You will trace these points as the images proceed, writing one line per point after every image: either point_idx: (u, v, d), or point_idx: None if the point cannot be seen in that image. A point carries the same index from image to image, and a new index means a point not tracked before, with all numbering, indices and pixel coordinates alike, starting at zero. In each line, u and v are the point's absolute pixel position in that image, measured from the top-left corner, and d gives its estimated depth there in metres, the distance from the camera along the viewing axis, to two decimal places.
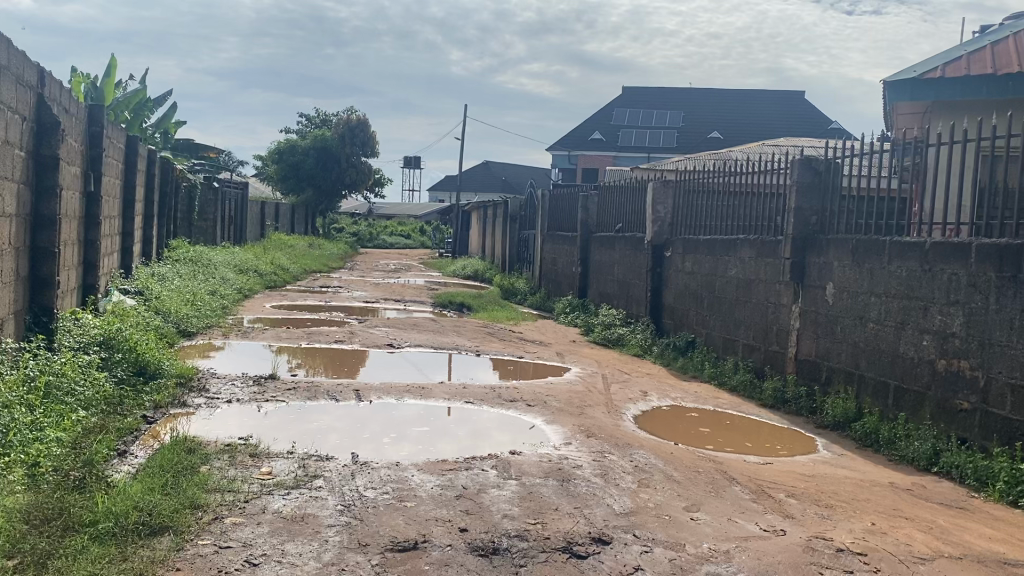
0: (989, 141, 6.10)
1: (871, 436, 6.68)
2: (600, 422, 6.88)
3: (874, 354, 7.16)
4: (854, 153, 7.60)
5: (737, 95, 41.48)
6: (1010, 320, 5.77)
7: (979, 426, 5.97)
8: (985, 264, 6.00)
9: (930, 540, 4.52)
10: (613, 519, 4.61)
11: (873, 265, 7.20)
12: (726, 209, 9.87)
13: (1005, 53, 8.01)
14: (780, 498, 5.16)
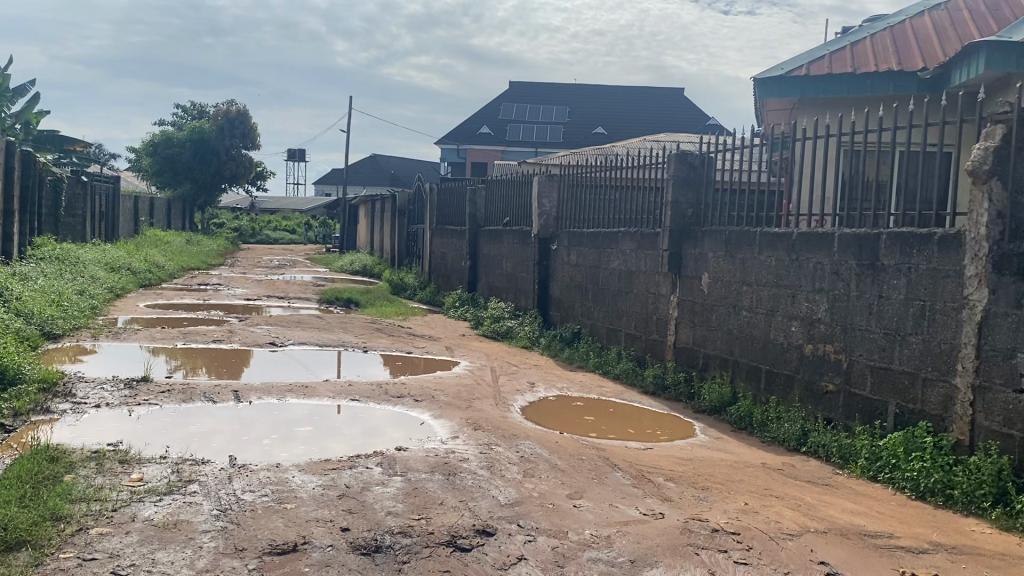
0: (850, 136, 6.43)
1: (745, 418, 6.97)
2: (487, 415, 6.90)
3: (746, 340, 7.46)
4: (726, 147, 7.87)
5: (621, 92, 42.36)
6: (869, 306, 6.12)
7: (843, 406, 6.31)
8: (846, 253, 6.34)
9: (798, 517, 4.74)
10: (497, 510, 4.63)
11: (745, 256, 7.49)
12: (608, 202, 10.06)
13: (864, 54, 8.46)
14: (659, 482, 5.31)
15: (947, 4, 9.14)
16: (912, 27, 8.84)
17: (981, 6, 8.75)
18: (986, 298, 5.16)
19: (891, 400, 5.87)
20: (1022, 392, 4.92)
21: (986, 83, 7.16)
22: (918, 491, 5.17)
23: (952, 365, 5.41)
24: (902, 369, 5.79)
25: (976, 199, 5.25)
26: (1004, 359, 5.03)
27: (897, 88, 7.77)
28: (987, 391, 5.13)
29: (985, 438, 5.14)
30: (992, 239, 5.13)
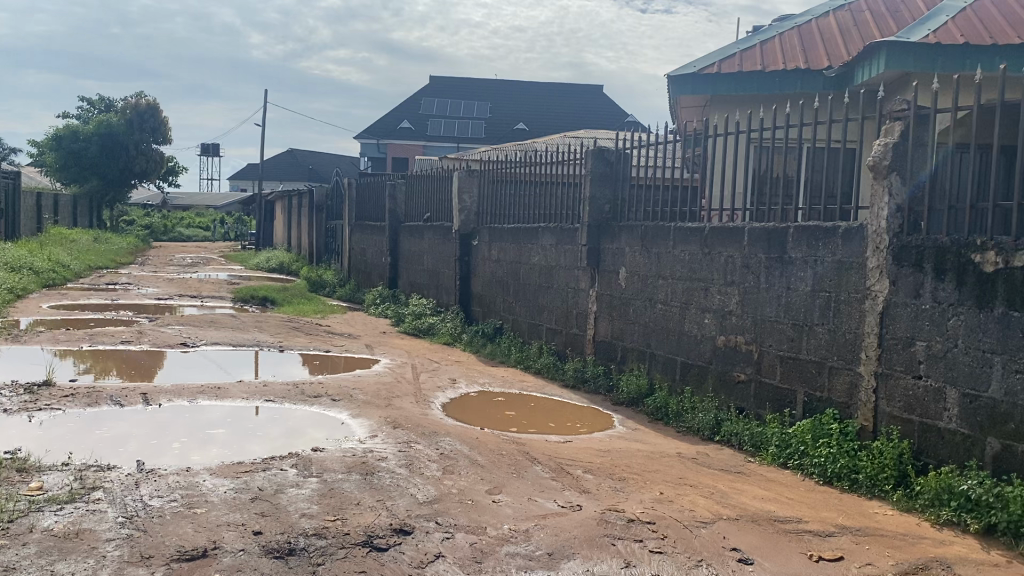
0: (760, 133, 6.59)
1: (662, 409, 7.10)
2: (407, 412, 6.84)
3: (662, 333, 7.58)
4: (642, 144, 7.98)
5: (541, 88, 42.62)
6: (777, 298, 6.29)
7: (754, 395, 6.49)
8: (755, 246, 6.51)
9: (711, 505, 4.85)
10: (415, 508, 4.60)
11: (660, 250, 7.61)
12: (528, 198, 10.09)
13: (773, 52, 8.70)
14: (578, 474, 5.35)
15: (850, 5, 9.49)
16: (817, 27, 9.14)
17: (882, 8, 9.13)
18: (887, 289, 5.37)
19: (800, 388, 6.06)
20: (920, 378, 5.14)
21: (887, 81, 7.46)
22: (825, 476, 5.35)
23: (856, 353, 5.61)
24: (810, 358, 5.98)
25: (877, 194, 5.45)
26: (904, 347, 5.25)
27: (804, 86, 8.03)
28: (889, 378, 5.34)
29: (887, 423, 5.35)
30: (892, 232, 5.34)
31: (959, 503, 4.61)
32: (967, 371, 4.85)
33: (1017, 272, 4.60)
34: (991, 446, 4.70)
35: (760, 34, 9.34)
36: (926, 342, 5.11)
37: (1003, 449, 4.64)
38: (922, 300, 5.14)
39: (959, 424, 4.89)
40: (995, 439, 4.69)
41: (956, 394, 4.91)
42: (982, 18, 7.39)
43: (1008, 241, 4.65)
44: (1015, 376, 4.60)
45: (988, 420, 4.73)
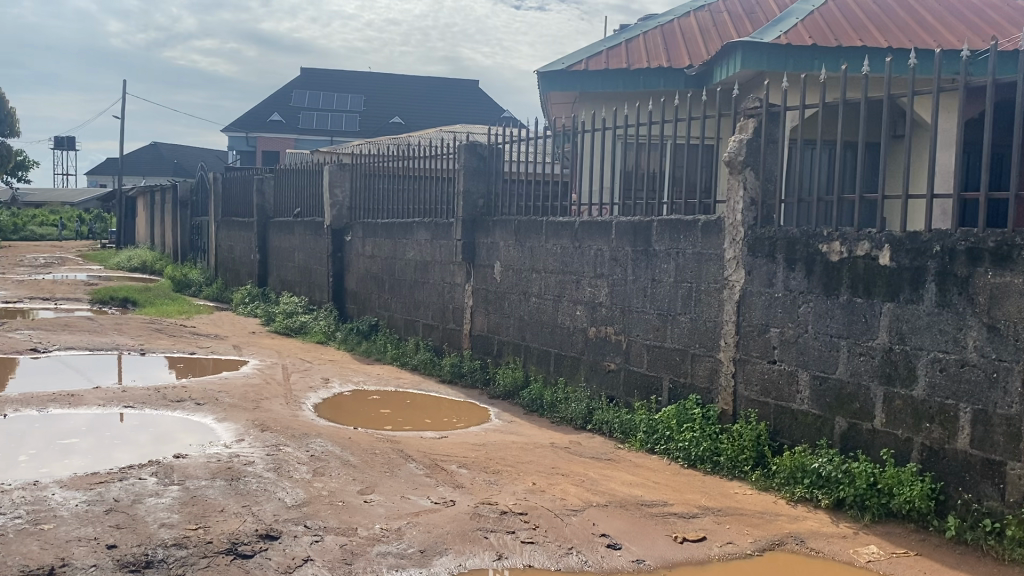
0: (626, 129, 6.74)
1: (537, 401, 7.20)
2: (276, 414, 6.64)
3: (536, 326, 7.66)
4: (513, 139, 8.04)
5: (416, 82, 42.35)
6: (644, 289, 6.47)
7: (624, 383, 6.66)
8: (623, 239, 6.67)
9: (581, 493, 4.94)
10: (283, 513, 4.47)
11: (533, 243, 7.69)
12: (401, 193, 9.98)
13: (638, 50, 8.93)
14: (452, 469, 5.34)
15: (709, 7, 9.87)
16: (679, 26, 9.45)
17: (739, 9, 9.52)
18: (743, 278, 5.62)
19: (665, 375, 6.25)
20: (775, 363, 5.40)
21: (743, 80, 7.78)
22: (690, 459, 5.58)
23: (716, 341, 5.84)
24: (674, 346, 6.18)
25: (733, 187, 5.68)
26: (760, 333, 5.51)
27: (667, 84, 8.29)
28: (747, 363, 5.59)
29: (745, 407, 5.60)
30: (747, 224, 5.59)
31: (811, 480, 4.89)
32: (817, 355, 5.13)
33: (859, 260, 4.90)
34: (839, 424, 5.00)
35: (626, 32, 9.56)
36: (779, 328, 5.38)
37: (850, 427, 4.94)
38: (775, 288, 5.40)
39: (811, 406, 5.16)
40: (843, 418, 4.98)
41: (808, 376, 5.19)
42: (828, 21, 7.81)
43: (851, 232, 4.95)
44: (859, 358, 4.90)
45: (836, 401, 5.02)
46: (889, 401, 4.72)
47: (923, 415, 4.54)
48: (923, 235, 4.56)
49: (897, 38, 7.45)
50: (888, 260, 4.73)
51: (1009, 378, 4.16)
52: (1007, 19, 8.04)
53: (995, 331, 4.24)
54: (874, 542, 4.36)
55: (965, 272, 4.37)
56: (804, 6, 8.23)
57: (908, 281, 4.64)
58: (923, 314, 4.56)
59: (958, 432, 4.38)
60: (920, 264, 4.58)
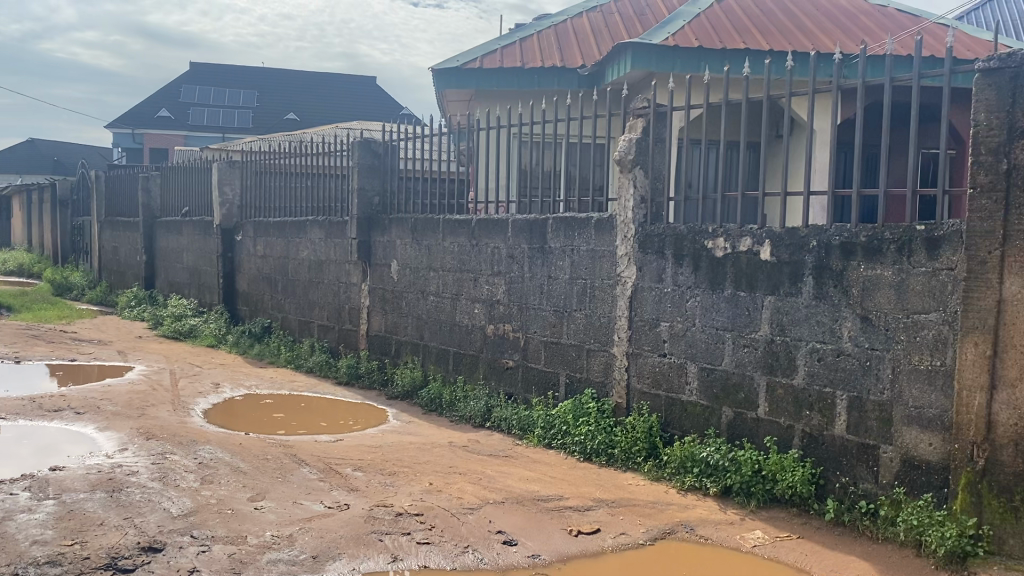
0: (520, 127, 6.77)
1: (435, 400, 7.17)
2: (163, 422, 6.39)
3: (434, 325, 7.61)
4: (408, 136, 7.97)
5: (312, 78, 41.52)
6: (540, 286, 6.51)
7: (522, 380, 6.69)
8: (519, 237, 6.70)
9: (478, 491, 4.94)
10: (168, 523, 4.30)
11: (430, 242, 7.65)
12: (294, 191, 9.76)
13: (532, 49, 8.99)
14: (346, 472, 5.25)
15: (601, 8, 10.03)
16: (572, 26, 9.57)
17: (630, 11, 9.72)
18: (634, 274, 5.73)
19: (562, 371, 6.32)
20: (665, 356, 5.54)
21: (633, 80, 7.93)
22: (586, 453, 5.68)
23: (610, 336, 5.94)
24: (570, 342, 6.25)
25: (623, 185, 5.79)
26: (650, 328, 5.63)
27: (561, 84, 8.39)
28: (639, 356, 5.71)
29: (638, 400, 5.72)
30: (638, 221, 5.70)
31: (700, 469, 5.03)
32: (705, 348, 5.29)
33: (743, 256, 5.07)
34: (726, 414, 5.16)
35: (520, 30, 9.61)
36: (669, 322, 5.51)
37: (736, 417, 5.11)
38: (664, 283, 5.54)
39: (699, 396, 5.31)
40: (729, 408, 5.14)
41: (696, 369, 5.34)
42: (713, 24, 8.05)
43: (735, 229, 5.12)
44: (743, 350, 5.07)
45: (722, 391, 5.18)
46: (771, 390, 4.90)
47: (803, 403, 4.74)
48: (801, 231, 4.76)
49: (778, 41, 7.74)
50: (769, 255, 4.91)
51: (882, 365, 4.38)
52: (879, 25, 8.46)
53: (868, 321, 4.45)
54: (759, 527, 4.52)
55: (840, 265, 4.58)
56: (691, 8, 8.45)
57: (788, 275, 4.83)
58: (802, 306, 4.76)
59: (836, 419, 4.58)
60: (799, 259, 4.77)
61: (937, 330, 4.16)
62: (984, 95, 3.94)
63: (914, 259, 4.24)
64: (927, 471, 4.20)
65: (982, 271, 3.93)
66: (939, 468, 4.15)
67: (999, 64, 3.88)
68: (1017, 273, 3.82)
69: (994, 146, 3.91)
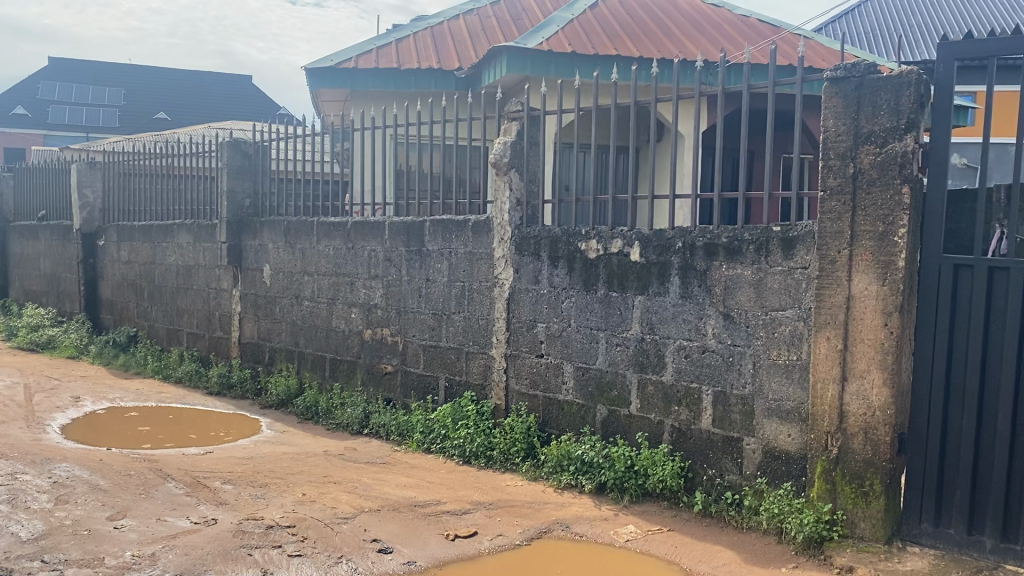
0: (395, 128, 6.69)
1: (312, 408, 7.00)
2: (14, 440, 5.99)
3: (309, 331, 7.44)
4: (280, 136, 7.77)
5: (185, 76, 39.95)
6: (418, 290, 6.46)
7: (400, 385, 6.62)
8: (396, 240, 6.62)
9: (353, 499, 4.85)
10: (16, 549, 4.02)
11: (304, 245, 7.47)
12: (161, 193, 9.35)
13: (408, 50, 8.92)
14: (215, 486, 5.06)
15: (478, 11, 10.06)
16: (449, 29, 9.56)
17: (506, 15, 9.79)
18: (511, 276, 5.77)
19: (441, 375, 6.28)
20: (542, 356, 5.59)
21: (509, 83, 7.99)
22: (465, 456, 5.67)
23: (488, 338, 5.95)
24: (449, 345, 6.22)
25: (499, 188, 5.82)
26: (528, 329, 5.68)
27: (438, 86, 8.37)
28: (517, 358, 5.75)
29: (516, 401, 5.75)
30: (514, 224, 5.74)
31: (576, 467, 5.11)
32: (579, 347, 5.37)
33: (614, 257, 5.17)
34: (600, 412, 5.25)
35: (395, 31, 9.51)
36: (545, 324, 5.57)
37: (609, 414, 5.21)
38: (541, 285, 5.59)
39: (575, 395, 5.39)
40: (603, 406, 5.24)
41: (571, 368, 5.42)
42: (586, 30, 8.19)
43: (606, 231, 5.22)
44: (616, 348, 5.18)
45: (597, 389, 5.27)
46: (642, 388, 5.03)
47: (672, 399, 4.88)
48: (668, 232, 4.90)
49: (648, 48, 7.94)
50: (638, 256, 5.04)
51: (743, 361, 4.57)
52: (741, 34, 8.82)
53: (730, 319, 4.62)
54: (631, 522, 4.62)
55: (703, 265, 4.74)
56: (564, 14, 8.58)
57: (656, 274, 4.96)
58: (670, 305, 4.90)
59: (702, 413, 4.74)
60: (666, 259, 4.91)
61: (793, 325, 4.36)
62: (832, 103, 4.17)
63: (771, 259, 4.44)
64: (787, 461, 4.40)
65: (832, 269, 4.15)
66: (797, 458, 4.35)
67: (845, 73, 4.10)
68: (862, 271, 4.04)
69: (842, 151, 4.13)
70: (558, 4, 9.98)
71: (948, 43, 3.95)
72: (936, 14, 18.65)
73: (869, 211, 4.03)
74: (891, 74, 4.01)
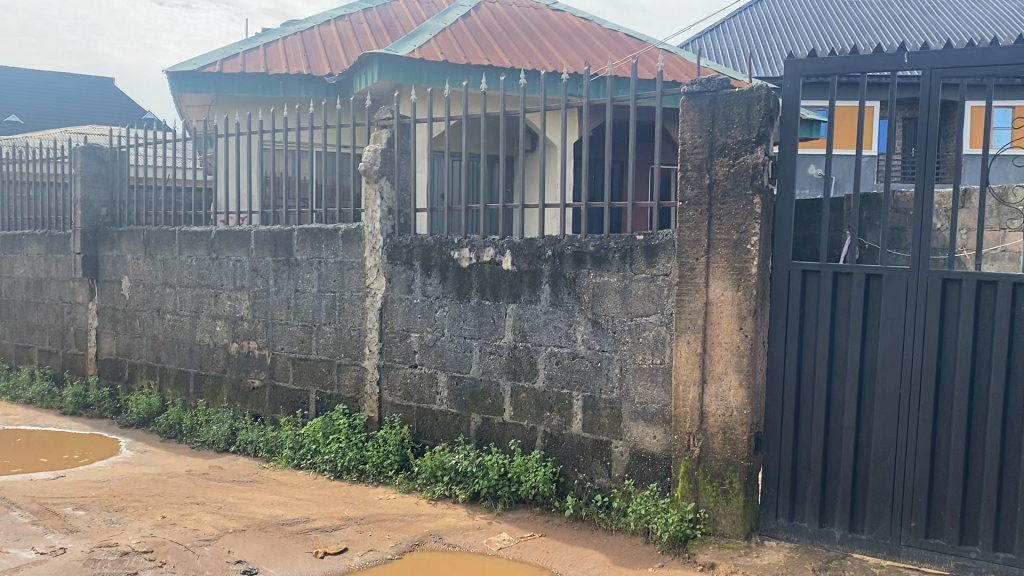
0: (259, 134, 6.50)
1: (175, 426, 6.71)
2: None
3: (171, 345, 7.13)
4: (140, 142, 7.42)
5: (41, 77, 37.66)
6: (286, 301, 6.29)
7: (269, 400, 6.42)
8: (263, 250, 6.44)
9: (217, 520, 4.67)
10: None
11: (165, 256, 7.15)
12: (8, 201, 8.77)
13: (276, 55, 8.69)
14: (65, 512, 4.76)
15: (349, 17, 9.94)
16: (320, 34, 9.39)
17: (378, 22, 9.71)
18: (384, 286, 5.70)
19: (311, 388, 6.14)
20: (416, 367, 5.55)
21: (380, 91, 7.91)
22: (336, 471, 5.57)
23: (360, 349, 5.85)
24: (319, 357, 6.09)
25: (369, 197, 5.74)
26: (400, 339, 5.62)
27: (308, 91, 8.20)
28: (390, 369, 5.68)
29: (390, 412, 5.68)
30: (385, 233, 5.68)
31: (449, 477, 5.09)
32: (453, 356, 5.35)
33: (486, 266, 5.19)
34: (474, 421, 5.25)
35: (264, 35, 9.27)
36: (418, 334, 5.53)
37: (483, 422, 5.22)
38: (413, 294, 5.55)
39: (449, 405, 5.37)
40: (477, 415, 5.24)
41: (445, 378, 5.40)
42: (458, 39, 8.21)
43: (478, 239, 5.23)
44: (489, 356, 5.19)
45: (471, 399, 5.27)
46: (515, 395, 5.06)
47: (544, 405, 4.93)
48: (538, 241, 4.96)
49: (519, 59, 8.02)
50: (510, 264, 5.07)
51: (611, 366, 4.67)
52: (610, 47, 9.02)
53: (598, 325, 4.72)
54: (505, 529, 4.64)
55: (572, 273, 4.82)
56: (436, 22, 8.57)
57: (527, 282, 5.00)
58: (541, 313, 4.95)
59: (573, 419, 4.81)
60: (537, 267, 4.96)
61: (656, 331, 4.49)
62: (689, 116, 4.32)
63: (636, 266, 4.56)
64: (652, 462, 4.52)
65: (692, 276, 4.30)
66: (662, 459, 4.48)
67: (700, 87, 4.27)
68: (719, 278, 4.21)
69: (698, 162, 4.29)
70: (431, 13, 9.97)
71: (794, 61, 4.15)
72: (790, 33, 19.77)
73: (724, 219, 4.20)
74: (743, 89, 4.19)
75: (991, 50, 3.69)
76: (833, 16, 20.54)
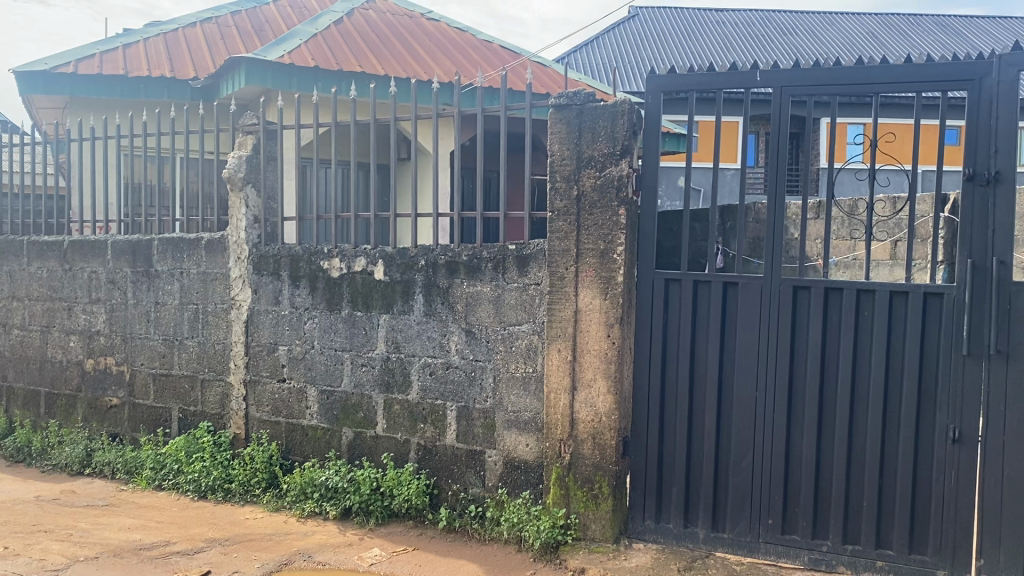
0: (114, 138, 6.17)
1: (23, 449, 6.28)
2: None
3: (19, 363, 6.68)
4: None
5: None
6: (146, 314, 6.00)
7: (128, 419, 6.11)
8: (120, 260, 6.12)
9: (66, 549, 4.39)
10: None
11: (12, 267, 6.71)
12: None
13: (136, 57, 8.31)
14: None
15: (217, 19, 9.63)
16: (185, 36, 9.05)
17: (247, 25, 9.45)
18: (250, 298, 5.52)
19: (174, 406, 5.89)
20: (284, 381, 5.40)
21: (247, 96, 7.68)
22: (200, 491, 5.35)
23: (225, 364, 5.65)
24: (182, 373, 5.84)
25: (234, 205, 5.54)
26: (268, 353, 5.46)
27: (172, 96, 7.91)
28: (257, 383, 5.50)
29: (258, 429, 5.51)
30: (251, 242, 5.51)
31: (320, 494, 4.97)
32: (324, 370, 5.24)
33: (357, 276, 5.10)
34: (346, 435, 5.16)
35: (123, 35, 8.85)
36: (287, 346, 5.38)
37: (355, 437, 5.13)
38: (281, 306, 5.40)
39: (319, 419, 5.25)
40: (349, 428, 5.15)
41: (315, 392, 5.27)
42: (330, 45, 8.07)
43: (349, 249, 5.14)
44: (361, 369, 5.10)
45: (342, 412, 5.17)
46: (388, 407, 5.00)
47: (418, 417, 4.89)
48: (410, 251, 4.91)
49: (393, 67, 7.95)
50: (382, 274, 5.00)
51: (484, 375, 4.68)
52: (485, 58, 9.07)
53: (471, 335, 4.72)
54: (377, 544, 4.57)
55: (445, 283, 4.80)
56: (308, 27, 8.40)
57: (400, 293, 4.95)
58: (414, 323, 4.91)
59: (447, 430, 4.79)
60: (409, 278, 4.92)
61: (528, 339, 4.54)
62: (556, 128, 4.39)
63: (507, 276, 4.59)
64: (526, 470, 4.55)
65: (562, 284, 4.36)
66: (535, 466, 4.53)
67: (567, 101, 4.35)
68: (588, 286, 4.29)
69: (566, 174, 4.37)
70: (302, 17, 9.78)
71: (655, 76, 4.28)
72: (661, 49, 20.46)
73: (592, 230, 4.28)
74: (608, 103, 4.28)
75: (836, 70, 3.91)
76: (700, 34, 21.44)
